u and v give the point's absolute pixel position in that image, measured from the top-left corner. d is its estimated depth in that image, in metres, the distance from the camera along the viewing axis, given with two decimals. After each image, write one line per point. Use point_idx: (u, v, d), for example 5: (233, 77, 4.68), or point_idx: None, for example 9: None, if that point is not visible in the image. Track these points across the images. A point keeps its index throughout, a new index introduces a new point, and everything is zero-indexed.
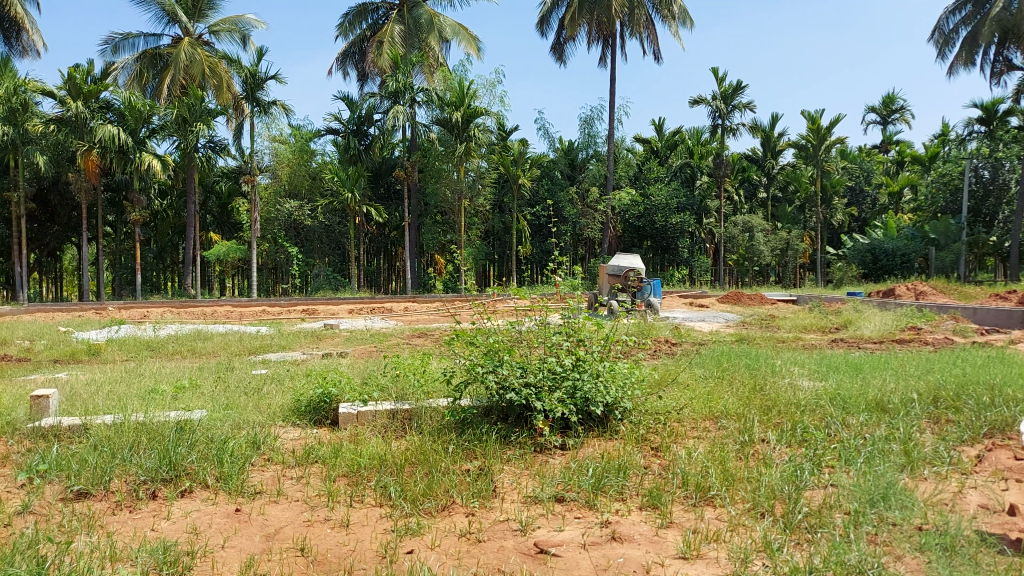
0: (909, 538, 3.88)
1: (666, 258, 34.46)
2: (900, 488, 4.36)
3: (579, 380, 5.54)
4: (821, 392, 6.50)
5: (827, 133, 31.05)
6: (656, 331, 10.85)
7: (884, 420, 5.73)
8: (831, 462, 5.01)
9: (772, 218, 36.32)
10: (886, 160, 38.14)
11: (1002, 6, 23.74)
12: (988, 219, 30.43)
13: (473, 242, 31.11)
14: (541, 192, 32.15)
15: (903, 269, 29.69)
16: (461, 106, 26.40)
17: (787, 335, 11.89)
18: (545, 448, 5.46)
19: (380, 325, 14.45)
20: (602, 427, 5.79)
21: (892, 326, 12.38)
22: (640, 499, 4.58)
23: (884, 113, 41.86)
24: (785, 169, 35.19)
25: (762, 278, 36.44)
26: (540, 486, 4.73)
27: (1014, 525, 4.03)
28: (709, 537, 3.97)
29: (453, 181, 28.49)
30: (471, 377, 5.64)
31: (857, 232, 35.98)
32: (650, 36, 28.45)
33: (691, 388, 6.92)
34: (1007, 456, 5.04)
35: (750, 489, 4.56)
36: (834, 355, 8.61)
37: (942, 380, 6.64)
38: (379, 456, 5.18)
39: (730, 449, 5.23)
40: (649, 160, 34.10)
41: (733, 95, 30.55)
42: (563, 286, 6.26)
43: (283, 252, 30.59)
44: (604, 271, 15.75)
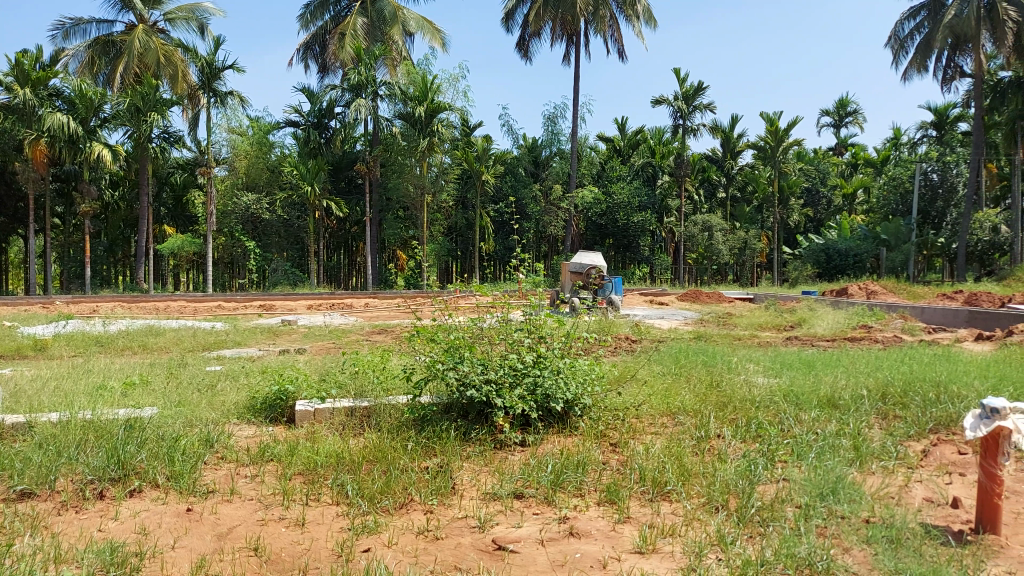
0: (857, 531, 3.99)
1: (627, 255, 34.78)
2: (848, 483, 4.47)
3: (540, 377, 5.54)
4: (775, 389, 6.63)
5: (784, 135, 31.68)
6: (617, 328, 10.95)
7: (835, 416, 5.88)
8: (784, 456, 5.12)
9: (731, 217, 36.95)
10: (841, 162, 39.10)
11: (954, 13, 24.51)
12: (936, 222, 31.48)
13: (435, 238, 30.99)
14: (504, 189, 32.15)
15: (856, 269, 30.51)
16: (424, 101, 26.24)
17: (743, 332, 12.11)
18: (505, 445, 5.45)
19: (339, 321, 14.29)
20: (562, 423, 5.81)
21: (844, 324, 12.70)
22: (598, 494, 4.62)
23: (837, 117, 42.90)
24: (744, 169, 35.71)
25: (720, 277, 37.06)
26: (499, 483, 4.72)
27: (956, 517, 4.19)
28: (665, 532, 4.02)
29: (415, 176, 28.23)
30: (432, 374, 5.60)
31: (812, 233, 36.81)
32: (614, 34, 28.63)
33: (650, 384, 7.00)
34: (950, 451, 5.21)
35: (705, 484, 4.62)
36: (789, 352, 8.78)
37: (891, 377, 6.83)
38: (336, 454, 5.11)
39: (686, 445, 5.30)
40: (612, 159, 34.45)
41: (694, 96, 30.93)
42: (525, 282, 6.25)
43: (240, 246, 29.98)
44: (566, 268, 15.81)
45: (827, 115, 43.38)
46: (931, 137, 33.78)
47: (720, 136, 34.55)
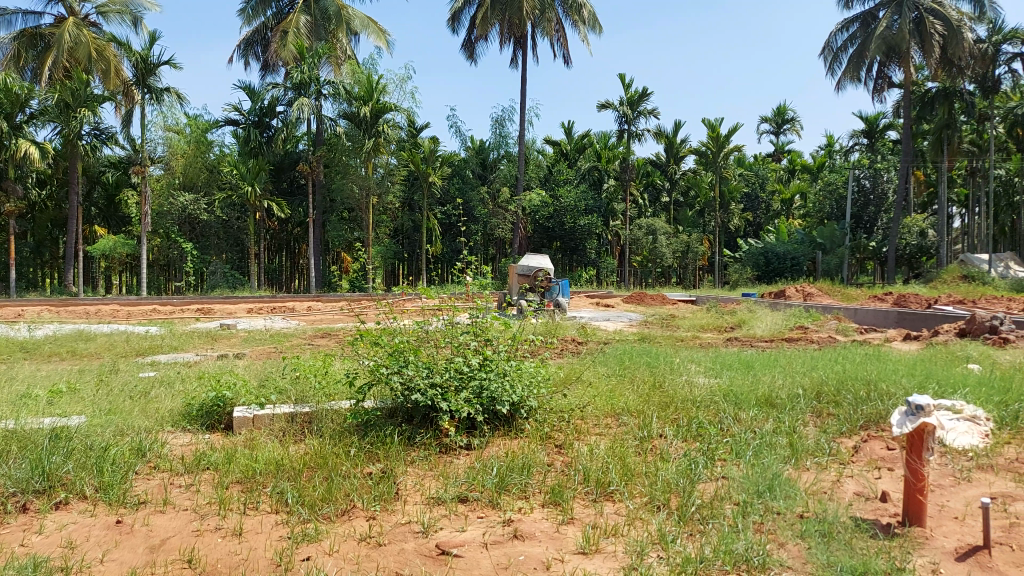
0: (791, 526, 4.11)
1: (574, 258, 35.11)
2: (784, 479, 4.61)
3: (486, 379, 5.52)
4: (715, 389, 6.78)
5: (725, 141, 32.48)
6: (563, 330, 11.05)
7: (772, 414, 6.05)
8: (723, 455, 5.25)
9: (674, 221, 37.59)
10: (779, 168, 39.96)
11: (885, 25, 25.62)
12: (868, 226, 32.84)
13: (381, 240, 30.69)
14: (451, 191, 32.10)
15: (793, 272, 31.53)
16: (369, 101, 25.98)
17: (686, 334, 12.36)
18: (450, 449, 5.41)
19: (281, 325, 14.00)
20: (508, 426, 5.80)
21: (782, 325, 13.12)
22: (543, 496, 4.63)
23: (776, 124, 44.26)
24: (688, 174, 36.40)
25: (664, 279, 37.77)
26: (444, 487, 4.67)
27: (884, 510, 4.35)
28: (607, 532, 4.06)
29: (361, 176, 27.85)
30: (376, 378, 5.50)
31: (752, 237, 37.89)
32: (561, 39, 28.88)
33: (595, 386, 7.07)
34: (879, 447, 5.43)
35: (647, 483, 4.69)
36: (728, 353, 9.00)
37: (824, 376, 7.07)
38: (276, 461, 4.99)
39: (629, 445, 5.37)
40: (559, 162, 34.98)
41: (639, 102, 31.46)
42: (472, 284, 6.22)
43: (176, 248, 29.05)
44: (513, 271, 15.81)
45: (766, 122, 44.67)
46: (863, 144, 35.18)
47: (664, 142, 35.21)
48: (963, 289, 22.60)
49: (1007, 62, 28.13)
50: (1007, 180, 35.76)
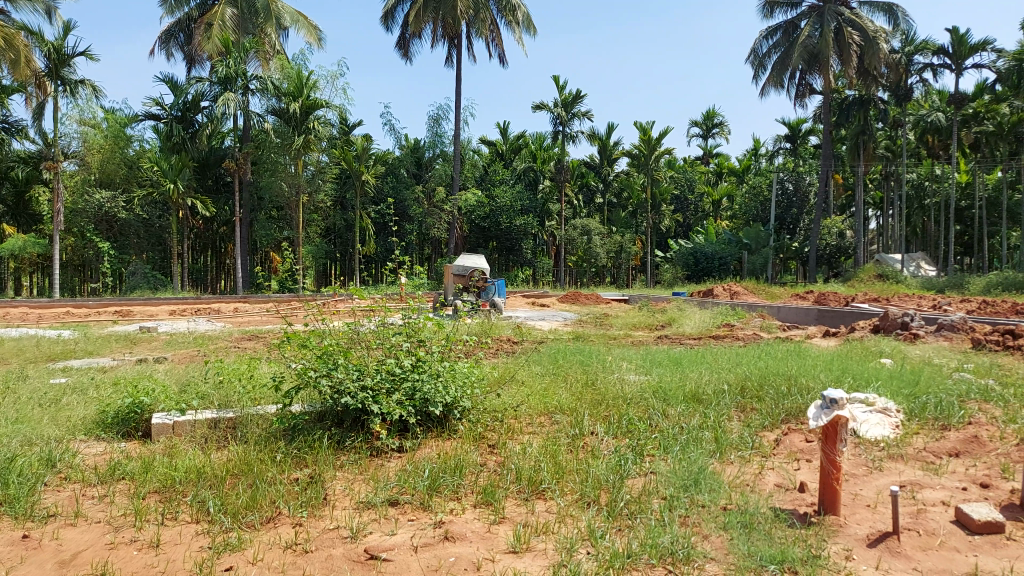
0: (715, 518, 4.23)
1: (510, 258, 35.24)
2: (708, 473, 4.74)
3: (419, 381, 5.46)
4: (646, 386, 6.93)
5: (656, 144, 33.21)
6: (498, 331, 11.04)
7: (699, 410, 6.22)
8: (652, 450, 5.37)
9: (608, 222, 38.12)
10: (708, 171, 40.94)
11: (807, 34, 26.73)
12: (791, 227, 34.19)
13: (312, 239, 30.06)
14: (385, 189, 31.70)
15: (721, 271, 32.46)
16: (299, 97, 25.48)
17: (618, 332, 12.57)
18: (381, 452, 5.33)
19: (205, 327, 13.51)
20: (440, 428, 5.75)
21: (709, 323, 13.50)
22: (475, 496, 4.61)
23: (705, 127, 45.55)
24: (620, 176, 37.03)
25: (599, 279, 38.32)
26: (374, 491, 4.59)
27: (802, 500, 4.53)
28: (538, 530, 4.08)
29: (290, 174, 27.18)
30: (303, 382, 5.35)
31: (683, 237, 38.84)
32: (495, 39, 28.94)
33: (529, 385, 7.10)
34: (799, 439, 5.65)
35: (578, 480, 4.74)
36: (658, 351, 9.21)
37: (748, 372, 7.31)
38: (197, 469, 4.82)
39: (562, 443, 5.42)
40: (494, 162, 35.12)
41: (573, 103, 31.84)
42: (406, 285, 6.15)
43: (92, 247, 27.64)
44: (448, 271, 15.74)
45: (695, 126, 45.90)
46: (787, 148, 36.63)
47: (598, 143, 35.68)
48: (878, 288, 23.78)
49: (918, 71, 29.77)
50: (917, 184, 37.85)
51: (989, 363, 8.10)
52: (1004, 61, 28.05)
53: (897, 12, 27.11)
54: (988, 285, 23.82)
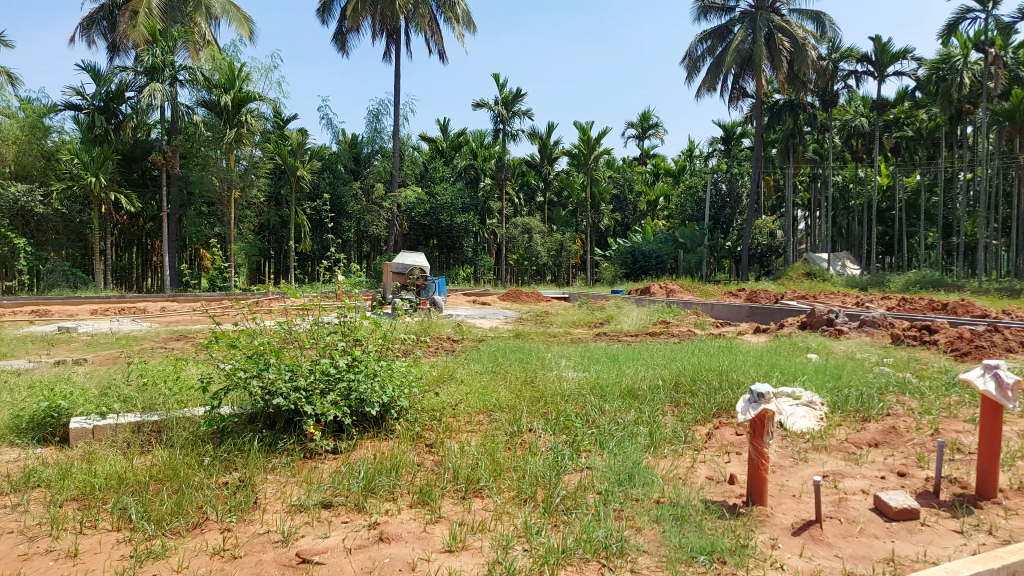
0: (648, 512, 4.31)
1: (451, 256, 35.11)
2: (643, 468, 4.85)
3: (355, 381, 5.36)
4: (584, 382, 7.02)
5: (595, 144, 33.62)
6: (438, 329, 10.99)
7: (634, 405, 6.33)
8: (588, 446, 5.44)
9: (548, 220, 38.42)
10: (645, 171, 41.70)
11: (740, 39, 27.56)
12: (725, 227, 35.35)
13: (244, 236, 29.26)
14: (321, 185, 31.12)
15: (657, 269, 33.19)
16: (230, 89, 24.73)
17: (557, 330, 12.68)
18: (315, 453, 5.21)
19: (130, 327, 12.97)
20: (377, 428, 5.66)
21: (646, 320, 13.78)
22: (411, 497, 4.55)
23: (641, 129, 46.42)
24: (561, 175, 37.30)
25: (540, 277, 38.58)
26: (306, 494, 4.48)
27: (732, 492, 4.66)
28: (475, 528, 4.08)
29: (221, 169, 26.38)
30: (233, 383, 5.18)
31: (621, 236, 39.46)
32: (434, 35, 28.74)
33: (468, 383, 7.09)
34: (729, 433, 5.83)
35: (515, 477, 4.75)
36: (596, 348, 9.32)
37: (682, 368, 7.49)
38: (119, 475, 4.62)
39: (500, 441, 5.42)
40: (434, 159, 34.97)
41: (513, 102, 31.94)
42: (344, 283, 6.03)
43: (6, 244, 26.14)
44: (387, 269, 15.59)
45: (632, 127, 46.70)
46: (721, 150, 37.71)
47: (538, 142, 35.84)
48: (805, 286, 24.76)
49: (843, 77, 31.08)
50: (842, 186, 39.57)
51: (906, 357, 8.52)
52: (922, 69, 29.54)
53: (824, 20, 28.20)
54: (906, 283, 25.12)
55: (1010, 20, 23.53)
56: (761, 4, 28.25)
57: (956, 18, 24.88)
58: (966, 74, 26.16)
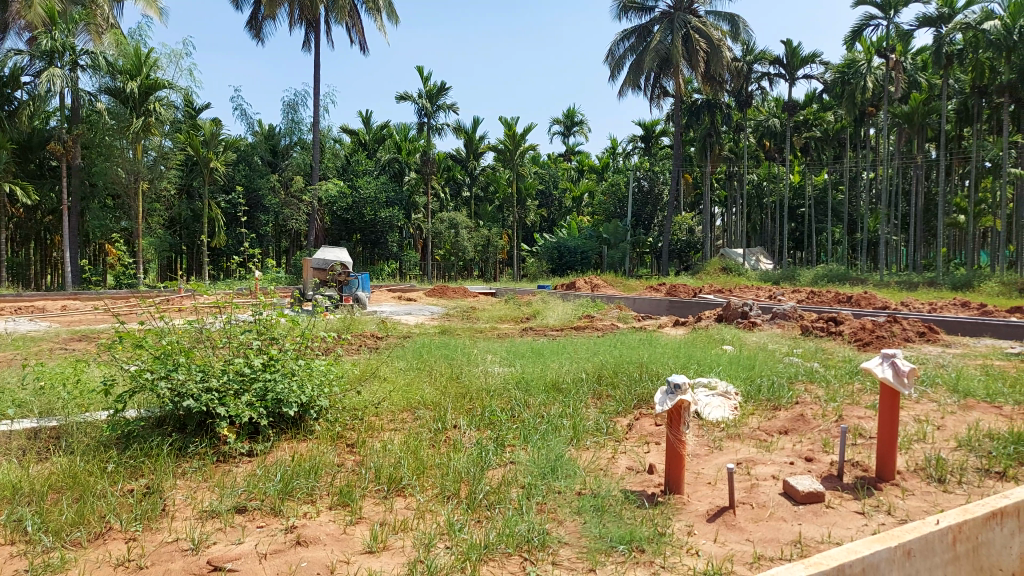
0: (570, 503, 4.37)
1: (376, 252, 34.62)
2: (565, 460, 4.91)
3: (271, 381, 5.18)
4: (509, 377, 7.04)
5: (521, 139, 33.69)
6: (361, 326, 10.81)
7: (558, 399, 6.40)
8: (512, 441, 5.46)
9: (474, 215, 38.32)
10: (570, 167, 42.17)
11: (659, 39, 28.27)
12: (646, 224, 36.42)
13: (154, 231, 27.90)
14: (237, 178, 30.04)
15: (582, 265, 33.68)
16: (137, 76, 23.58)
17: (484, 325, 12.71)
18: (229, 457, 5.01)
19: (25, 328, 12.17)
20: (295, 429, 5.48)
21: (570, 315, 13.99)
22: (330, 498, 4.43)
23: (566, 125, 46.91)
24: (487, 170, 37.25)
25: (467, 272, 38.59)
26: (218, 499, 4.30)
27: (651, 481, 4.78)
28: (396, 528, 4.01)
29: (128, 159, 25.04)
30: (139, 385, 4.90)
31: (548, 232, 39.85)
32: (356, 25, 28.12)
33: (391, 381, 6.97)
34: (649, 423, 6.00)
35: (439, 475, 4.71)
36: (521, 342, 9.39)
37: (605, 361, 7.64)
38: (11, 485, 4.32)
39: (423, 438, 5.35)
40: (356, 153, 34.42)
41: (437, 95, 31.64)
42: (260, 279, 5.80)
43: None
44: (307, 265, 15.21)
45: (557, 124, 47.10)
46: (641, 148, 38.66)
47: (463, 137, 35.63)
48: (721, 280, 25.69)
49: (757, 79, 32.35)
50: (757, 184, 41.20)
51: (813, 347, 8.95)
52: (829, 73, 31.07)
53: (739, 22, 29.22)
54: (815, 277, 26.43)
55: (909, 28, 24.93)
56: (679, 5, 29.02)
57: (860, 24, 26.21)
58: (869, 78, 27.61)
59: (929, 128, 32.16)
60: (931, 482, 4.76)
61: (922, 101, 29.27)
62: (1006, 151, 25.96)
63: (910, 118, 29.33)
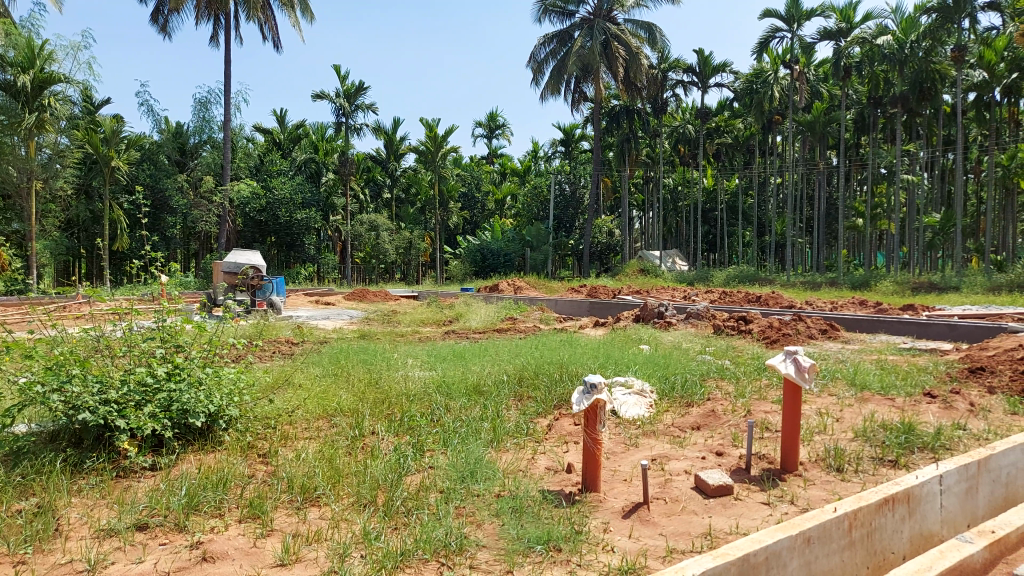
0: (488, 506, 4.37)
1: (292, 254, 33.63)
2: (484, 463, 4.92)
3: (176, 391, 4.96)
4: (430, 381, 6.99)
5: (443, 141, 33.50)
6: (277, 332, 10.52)
7: (479, 402, 6.41)
8: (432, 445, 5.41)
9: (396, 218, 37.89)
10: (492, 170, 42.37)
11: (580, 44, 28.79)
12: (568, 226, 36.99)
13: (48, 233, 26.13)
14: (140, 177, 28.63)
15: (505, 267, 33.90)
16: (30, 69, 21.94)
17: (405, 329, 12.59)
18: (130, 472, 4.76)
19: None
20: (203, 440, 5.25)
21: (493, 317, 14.03)
22: (240, 511, 4.27)
23: (488, 128, 47.02)
24: (408, 172, 36.96)
25: (388, 275, 38.13)
26: (117, 516, 4.07)
27: (568, 481, 4.85)
28: (310, 539, 3.90)
29: (19, 156, 23.37)
30: (28, 398, 4.58)
31: (471, 234, 39.82)
32: (269, 21, 27.29)
33: (306, 388, 6.79)
34: (568, 423, 6.10)
35: (355, 483, 4.61)
36: (442, 346, 9.33)
37: (526, 362, 7.70)
38: None
39: (340, 446, 5.23)
40: (271, 153, 33.51)
41: (356, 95, 31.14)
42: (165, 284, 5.54)
43: None
44: (218, 268, 14.69)
45: (479, 126, 47.16)
46: (562, 151, 39.27)
47: (384, 138, 35.24)
48: (640, 282, 26.40)
49: (672, 87, 33.43)
50: (673, 189, 42.59)
51: (724, 345, 9.31)
52: (738, 82, 32.39)
53: (655, 31, 30.02)
54: (727, 278, 27.50)
55: (812, 40, 26.31)
56: (598, 12, 29.63)
57: (767, 35, 27.45)
58: (775, 87, 28.88)
59: (831, 137, 33.97)
60: (831, 472, 5.03)
61: (824, 110, 30.84)
62: (899, 158, 27.68)
63: (813, 126, 30.90)
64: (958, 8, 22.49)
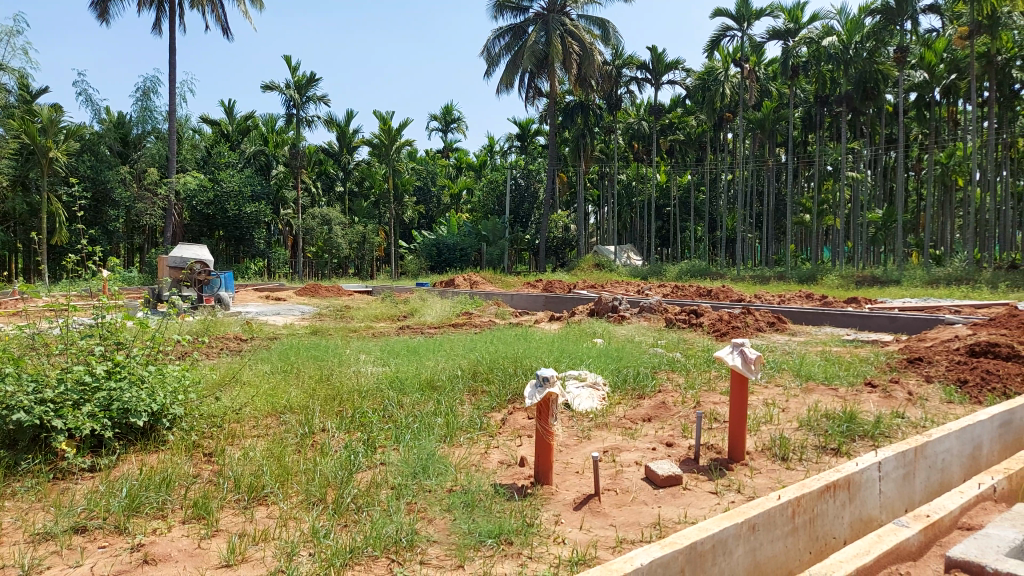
0: (440, 501, 4.36)
1: (241, 249, 32.87)
2: (436, 458, 4.91)
3: (117, 390, 4.82)
4: (382, 377, 6.94)
5: (397, 134, 33.10)
6: (225, 329, 10.29)
7: (432, 397, 6.39)
8: (383, 442, 5.37)
9: (349, 212, 37.36)
10: (448, 165, 42.17)
11: (535, 39, 28.88)
12: (523, 221, 37.07)
13: None
14: (81, 169, 27.64)
15: (461, 262, 33.78)
16: None
17: (358, 324, 12.44)
18: (68, 473, 4.60)
19: None
20: (146, 439, 5.10)
21: (448, 312, 13.97)
22: (184, 511, 4.17)
23: (444, 122, 46.74)
24: (361, 165, 36.53)
25: (342, 270, 37.61)
26: (53, 520, 3.94)
27: (521, 474, 4.88)
28: (256, 538, 3.84)
29: None
30: None
31: (426, 229, 39.52)
32: (216, 9, 26.55)
33: (255, 385, 6.66)
34: (521, 417, 6.14)
35: (304, 481, 4.54)
36: (396, 341, 9.25)
37: (480, 357, 7.70)
38: None
39: (289, 445, 5.15)
40: (218, 145, 32.74)
41: (307, 86, 30.60)
42: (105, 279, 5.36)
43: None
44: (163, 263, 14.32)
45: (435, 120, 46.90)
46: (518, 146, 39.29)
47: (336, 131, 34.76)
48: (594, 276, 26.62)
49: (626, 83, 33.76)
50: (627, 184, 42.98)
51: (676, 338, 9.47)
52: (690, 79, 32.88)
53: (608, 27, 30.24)
54: (679, 272, 27.89)
55: (761, 40, 26.85)
56: (551, 7, 29.73)
57: (718, 34, 27.88)
58: (726, 85, 29.40)
59: (780, 134, 34.71)
60: (776, 461, 5.17)
61: (772, 108, 31.50)
62: (844, 156, 28.42)
63: (762, 123, 31.58)
64: (900, 11, 23.09)
